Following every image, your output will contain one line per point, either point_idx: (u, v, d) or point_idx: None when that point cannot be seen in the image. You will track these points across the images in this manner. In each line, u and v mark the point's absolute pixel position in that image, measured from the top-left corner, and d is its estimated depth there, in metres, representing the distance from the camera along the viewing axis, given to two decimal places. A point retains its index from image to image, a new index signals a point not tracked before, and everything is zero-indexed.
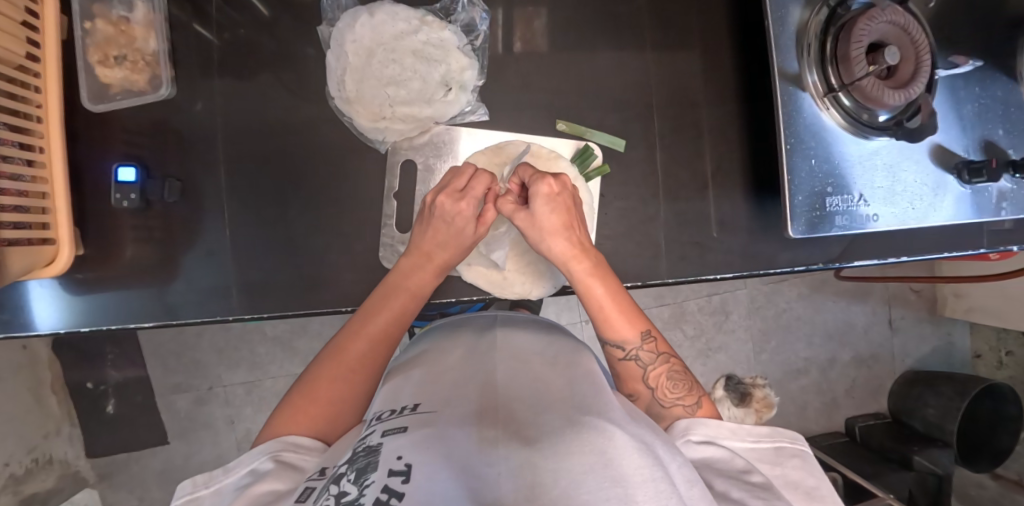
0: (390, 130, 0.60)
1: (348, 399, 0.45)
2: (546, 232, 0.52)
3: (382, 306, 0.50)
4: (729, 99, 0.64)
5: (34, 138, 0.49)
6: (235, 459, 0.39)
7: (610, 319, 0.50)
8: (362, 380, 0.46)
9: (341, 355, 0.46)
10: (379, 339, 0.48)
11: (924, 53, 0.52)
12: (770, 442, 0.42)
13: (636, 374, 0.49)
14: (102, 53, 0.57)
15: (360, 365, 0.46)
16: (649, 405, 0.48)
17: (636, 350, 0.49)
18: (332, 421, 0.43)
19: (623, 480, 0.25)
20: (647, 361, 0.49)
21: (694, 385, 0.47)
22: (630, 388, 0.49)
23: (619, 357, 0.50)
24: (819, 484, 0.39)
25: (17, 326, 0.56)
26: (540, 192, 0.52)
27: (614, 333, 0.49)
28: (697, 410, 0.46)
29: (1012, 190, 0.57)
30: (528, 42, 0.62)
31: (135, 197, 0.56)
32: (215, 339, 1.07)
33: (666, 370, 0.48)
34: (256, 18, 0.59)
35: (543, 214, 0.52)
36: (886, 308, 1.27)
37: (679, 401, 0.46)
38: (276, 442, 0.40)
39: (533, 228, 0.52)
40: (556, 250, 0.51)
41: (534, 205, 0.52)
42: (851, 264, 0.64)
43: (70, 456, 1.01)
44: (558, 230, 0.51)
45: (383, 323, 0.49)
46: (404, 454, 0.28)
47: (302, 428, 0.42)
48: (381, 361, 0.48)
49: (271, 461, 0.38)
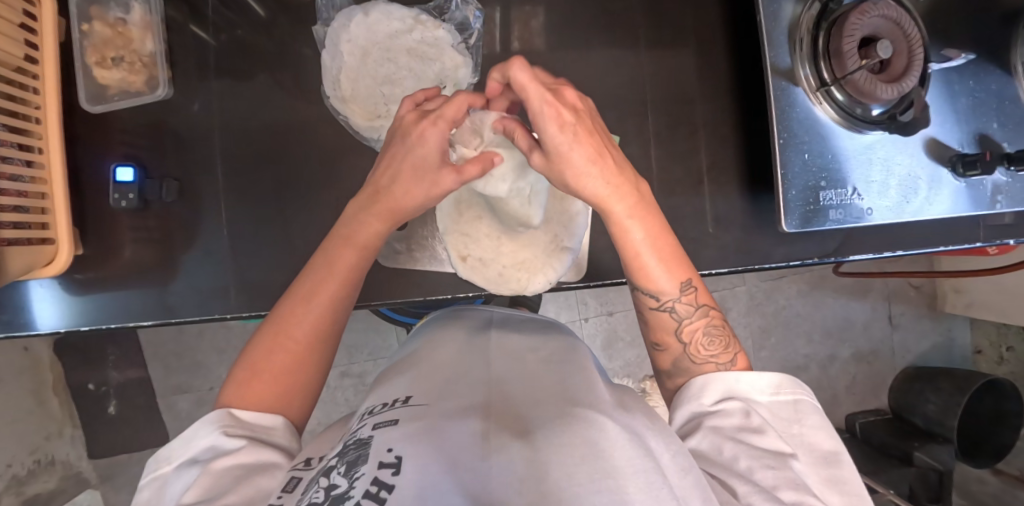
0: (386, 129, 0.59)
1: (301, 370, 0.45)
2: (584, 162, 0.41)
3: (329, 266, 0.47)
4: (723, 95, 0.64)
5: (32, 139, 0.49)
6: (189, 432, 0.39)
7: (648, 270, 0.46)
8: (311, 344, 0.46)
9: (290, 321, 0.45)
10: (327, 304, 0.46)
11: (916, 47, 0.52)
12: (789, 394, 0.41)
13: (669, 326, 0.47)
14: (100, 55, 0.57)
15: (307, 331, 0.45)
16: (677, 359, 0.46)
17: (671, 302, 0.46)
18: (282, 392, 0.43)
19: (614, 472, 0.25)
20: (684, 314, 0.46)
21: (731, 343, 0.46)
22: (661, 339, 0.47)
23: (651, 307, 0.47)
24: (837, 446, 0.38)
25: (18, 326, 0.57)
26: (548, 124, 0.39)
27: (652, 282, 0.46)
28: (731, 368, 0.44)
29: (1007, 183, 0.57)
30: (523, 40, 0.63)
31: (133, 196, 0.56)
32: (216, 340, 1.07)
33: (705, 323, 0.46)
34: (253, 19, 0.60)
35: (579, 136, 0.41)
36: (885, 304, 1.27)
37: (712, 358, 0.45)
38: (223, 414, 0.40)
39: (562, 159, 0.41)
40: (591, 186, 0.42)
41: (568, 118, 0.41)
42: (848, 258, 0.64)
43: (73, 457, 1.02)
44: (597, 158, 0.42)
45: (330, 286, 0.47)
46: (394, 446, 0.28)
47: (252, 401, 0.42)
48: (330, 324, 0.47)
49: (221, 434, 0.38)
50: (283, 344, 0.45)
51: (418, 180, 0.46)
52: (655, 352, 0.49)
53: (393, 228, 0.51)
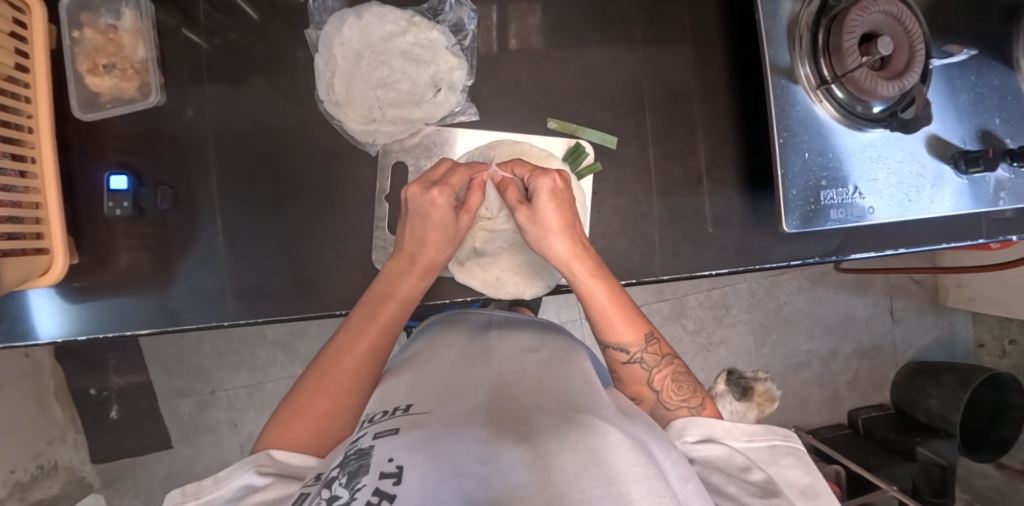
0: (381, 133, 0.60)
1: (339, 415, 0.44)
2: (549, 231, 0.51)
3: (375, 317, 0.50)
4: (722, 94, 0.63)
5: (25, 149, 0.49)
6: (224, 470, 0.39)
7: (612, 323, 0.49)
8: (355, 388, 0.46)
9: (336, 367, 0.46)
10: (376, 350, 0.48)
11: (918, 43, 0.51)
12: (764, 440, 0.41)
13: (640, 377, 0.49)
14: (92, 62, 0.57)
15: (349, 376, 0.46)
16: (653, 408, 0.47)
17: (639, 353, 0.49)
18: (322, 434, 0.43)
19: (616, 478, 0.25)
20: (652, 364, 0.48)
21: (697, 387, 0.47)
22: (634, 391, 0.49)
23: (622, 361, 0.49)
24: (814, 481, 0.39)
25: (16, 335, 0.57)
26: (543, 187, 0.51)
27: (614, 335, 0.49)
28: (703, 412, 0.45)
29: (1010, 179, 0.56)
30: (518, 38, 0.62)
31: (128, 204, 0.56)
32: (216, 344, 1.07)
33: (671, 371, 0.48)
34: (246, 22, 0.59)
35: (545, 210, 0.51)
36: (887, 299, 1.26)
37: (684, 403, 0.46)
38: (262, 454, 0.40)
39: (533, 225, 0.51)
40: (557, 249, 0.50)
41: (535, 202, 0.51)
42: (849, 257, 0.63)
43: (76, 462, 1.03)
44: (559, 229, 0.51)
45: (371, 334, 0.49)
46: (396, 456, 0.28)
47: (291, 440, 0.42)
48: (373, 369, 0.48)
49: (259, 474, 0.38)
50: (326, 388, 0.45)
51: (448, 246, 0.54)
52: None
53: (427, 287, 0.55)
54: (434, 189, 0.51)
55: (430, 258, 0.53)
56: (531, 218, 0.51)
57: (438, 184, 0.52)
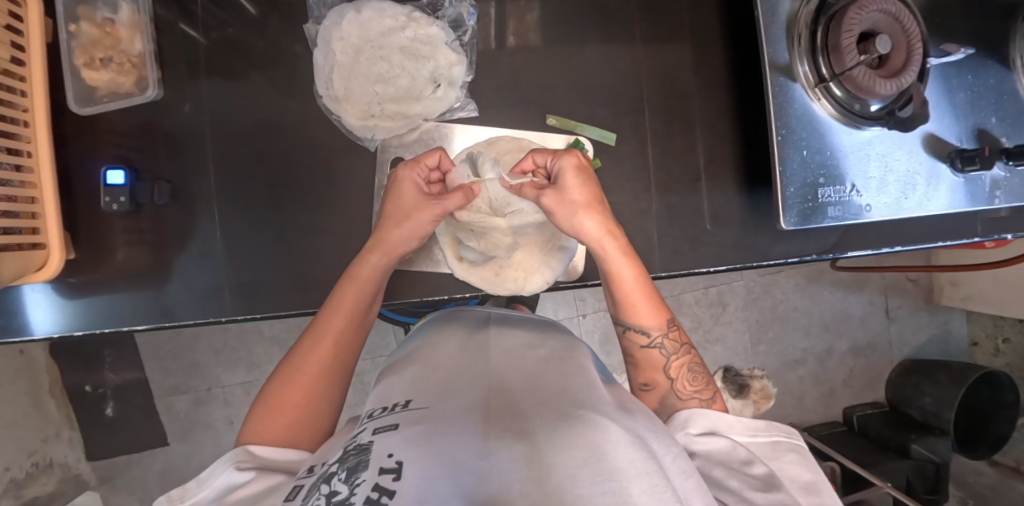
0: (379, 129, 0.60)
1: (315, 405, 0.44)
2: (578, 208, 0.50)
3: (339, 303, 0.49)
4: (721, 92, 0.63)
5: (21, 143, 0.48)
6: (205, 471, 0.38)
7: (636, 306, 0.49)
8: (328, 377, 0.46)
9: (306, 357, 0.46)
10: (343, 337, 0.48)
11: (915, 41, 0.51)
12: (766, 436, 0.42)
13: (656, 363, 0.49)
14: (88, 56, 0.56)
15: (318, 365, 0.46)
16: (666, 396, 0.47)
17: (659, 338, 0.49)
18: (298, 426, 0.43)
19: (617, 473, 0.25)
20: (670, 350, 0.49)
21: (710, 380, 0.47)
22: (647, 377, 0.49)
23: (640, 345, 0.50)
24: (815, 478, 0.39)
25: (13, 330, 0.56)
26: (568, 165, 0.51)
27: (637, 317, 0.49)
28: (713, 405, 0.45)
29: (1005, 178, 0.56)
30: (517, 35, 0.62)
31: (124, 199, 0.55)
32: (213, 341, 1.07)
33: (688, 360, 0.48)
34: (243, 16, 0.59)
35: (572, 188, 0.51)
36: (883, 297, 1.27)
37: (696, 394, 0.46)
38: (240, 451, 0.39)
39: (563, 204, 0.50)
40: (588, 226, 0.50)
41: (563, 180, 0.51)
42: (846, 254, 0.64)
43: (71, 460, 1.02)
44: (588, 206, 0.51)
45: (340, 320, 0.48)
46: (395, 451, 0.28)
47: (268, 435, 0.41)
48: (343, 356, 0.48)
49: (239, 470, 0.38)
50: (297, 378, 0.45)
51: (403, 224, 0.52)
52: (642, 393, 0.49)
53: (390, 269, 0.54)
54: (403, 164, 0.54)
55: (394, 239, 0.52)
56: (560, 199, 0.50)
57: (408, 161, 0.54)
